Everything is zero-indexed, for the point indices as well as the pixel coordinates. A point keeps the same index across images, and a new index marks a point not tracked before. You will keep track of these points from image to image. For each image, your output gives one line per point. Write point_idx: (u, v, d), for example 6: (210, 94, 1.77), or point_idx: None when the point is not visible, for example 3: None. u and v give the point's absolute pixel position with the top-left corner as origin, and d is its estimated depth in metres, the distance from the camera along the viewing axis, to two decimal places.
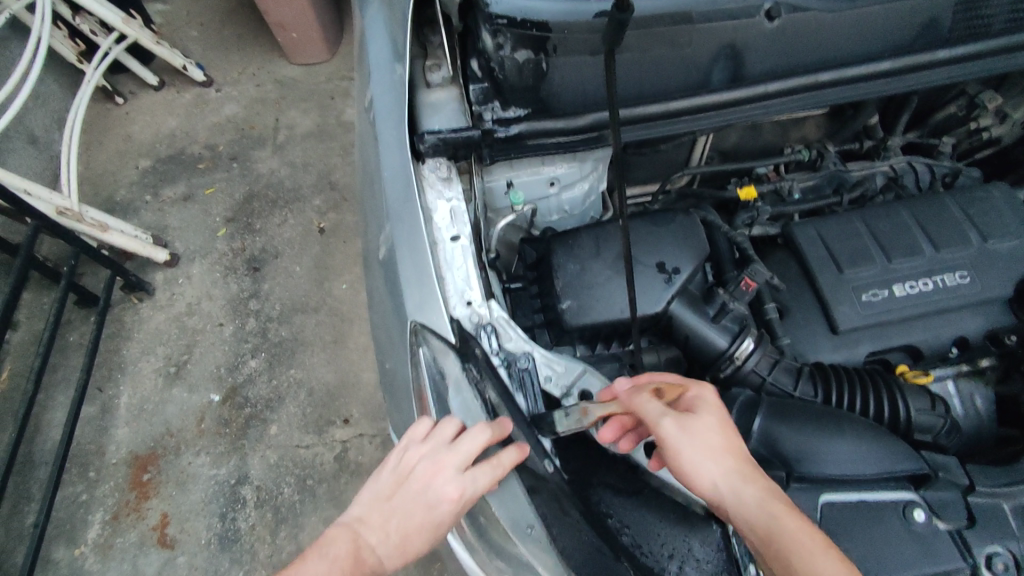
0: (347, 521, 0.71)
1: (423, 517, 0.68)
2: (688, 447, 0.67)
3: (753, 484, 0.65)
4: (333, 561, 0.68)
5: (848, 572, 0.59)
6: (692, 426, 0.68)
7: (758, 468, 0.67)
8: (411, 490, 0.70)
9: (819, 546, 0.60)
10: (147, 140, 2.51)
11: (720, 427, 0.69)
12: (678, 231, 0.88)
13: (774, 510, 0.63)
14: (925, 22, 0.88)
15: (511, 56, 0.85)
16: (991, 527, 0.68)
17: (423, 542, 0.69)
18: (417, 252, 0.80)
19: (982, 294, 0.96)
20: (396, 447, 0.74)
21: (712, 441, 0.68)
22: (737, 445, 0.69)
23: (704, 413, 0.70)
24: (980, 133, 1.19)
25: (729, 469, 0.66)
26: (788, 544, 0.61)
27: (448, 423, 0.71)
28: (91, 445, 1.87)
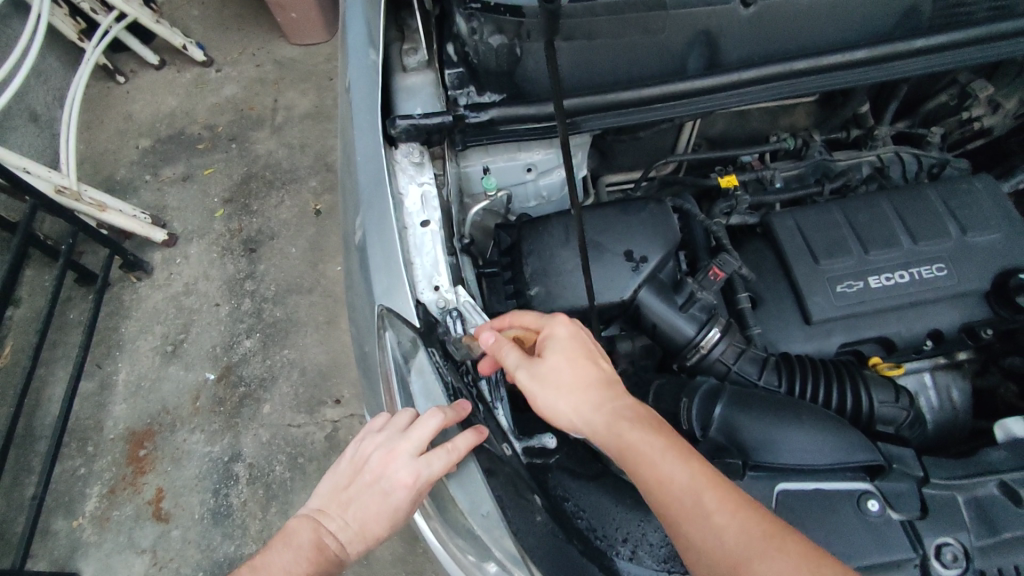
0: (312, 510, 0.74)
1: (379, 504, 0.70)
2: (539, 387, 0.66)
3: (604, 409, 0.63)
4: (298, 549, 0.71)
5: (686, 471, 0.57)
6: (540, 364, 0.67)
7: (612, 391, 0.65)
8: (369, 478, 0.72)
9: (672, 455, 0.58)
10: (147, 120, 2.52)
11: (575, 356, 0.67)
12: (648, 220, 0.88)
13: (619, 431, 0.61)
14: (906, 9, 0.88)
15: (484, 40, 0.85)
16: (945, 518, 0.68)
17: (381, 528, 0.71)
18: (387, 237, 0.81)
19: (958, 287, 0.95)
20: (355, 436, 0.76)
21: (563, 375, 0.66)
22: (589, 373, 0.66)
23: (554, 347, 0.68)
24: (972, 122, 1.16)
25: (581, 398, 0.65)
26: (640, 462, 0.59)
27: (404, 413, 0.72)
28: (90, 420, 1.91)
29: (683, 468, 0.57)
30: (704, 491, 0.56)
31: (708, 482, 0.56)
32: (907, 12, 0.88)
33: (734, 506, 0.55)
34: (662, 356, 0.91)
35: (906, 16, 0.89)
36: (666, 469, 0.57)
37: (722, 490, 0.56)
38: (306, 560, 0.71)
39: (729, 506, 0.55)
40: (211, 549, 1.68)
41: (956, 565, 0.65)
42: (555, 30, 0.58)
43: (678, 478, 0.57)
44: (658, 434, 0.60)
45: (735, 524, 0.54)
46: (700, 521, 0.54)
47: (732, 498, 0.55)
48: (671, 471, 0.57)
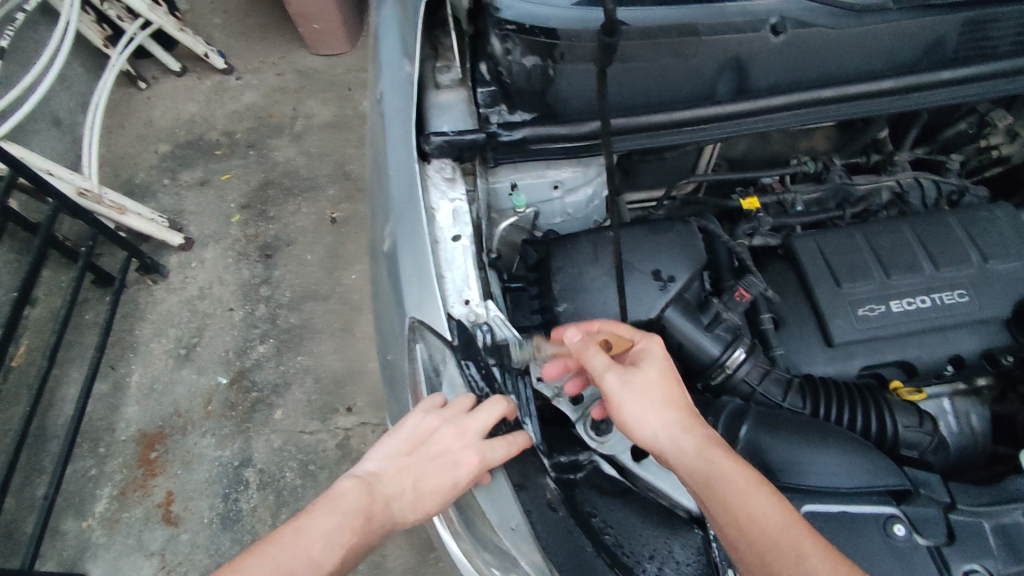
0: (359, 477, 0.70)
1: (440, 479, 0.69)
2: (631, 397, 0.68)
3: (694, 433, 0.65)
4: (345, 515, 0.66)
5: (777, 505, 0.61)
6: (636, 377, 0.69)
7: (700, 420, 0.67)
8: (430, 453, 0.71)
9: (768, 496, 0.61)
10: (167, 125, 2.56)
11: (668, 379, 0.70)
12: (675, 240, 0.89)
13: (712, 455, 0.63)
14: (931, 40, 0.89)
15: (518, 61, 0.88)
16: (968, 545, 0.69)
17: (436, 504, 0.69)
18: (419, 250, 0.83)
19: (979, 314, 0.96)
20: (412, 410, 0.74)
21: (658, 393, 0.68)
22: (679, 396, 0.69)
23: (652, 365, 0.70)
24: (990, 151, 1.19)
25: (676, 417, 0.66)
26: (729, 490, 0.61)
27: (468, 396, 0.74)
28: (102, 421, 1.93)
29: (774, 506, 0.60)
30: (792, 528, 0.59)
31: (794, 518, 0.60)
32: (933, 43, 0.89)
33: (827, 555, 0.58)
34: (685, 375, 0.91)
35: (932, 48, 0.90)
36: (763, 507, 0.60)
37: (810, 531, 0.59)
38: (352, 528, 0.66)
39: (819, 552, 0.58)
40: (219, 554, 1.68)
41: None
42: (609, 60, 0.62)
43: (767, 510, 0.60)
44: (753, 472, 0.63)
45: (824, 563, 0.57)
46: (791, 560, 0.58)
47: (819, 537, 0.59)
48: (759, 503, 0.60)
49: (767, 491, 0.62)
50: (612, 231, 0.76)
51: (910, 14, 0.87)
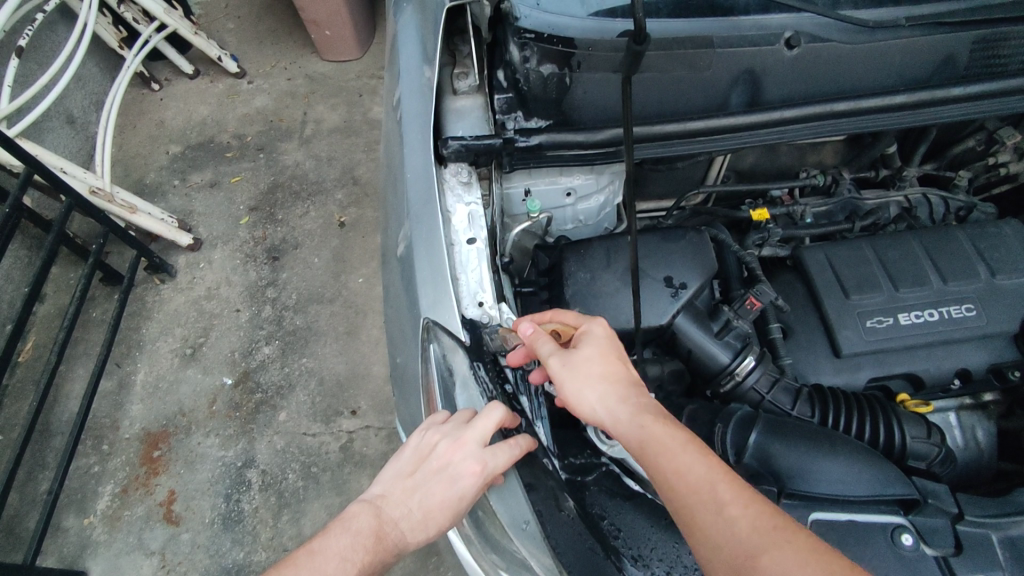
0: (367, 498, 0.70)
1: (446, 491, 0.68)
2: (568, 378, 0.68)
3: (629, 402, 0.65)
4: (354, 537, 0.67)
5: (707, 462, 0.59)
6: (575, 358, 0.69)
7: (639, 391, 0.67)
8: (433, 467, 0.70)
9: (689, 446, 0.60)
10: (179, 127, 2.59)
11: (608, 355, 0.69)
12: (687, 248, 0.90)
13: (642, 420, 0.63)
14: (943, 58, 0.89)
15: (536, 68, 0.89)
16: (978, 556, 0.69)
17: (446, 516, 0.68)
18: (434, 252, 0.84)
19: (987, 328, 0.97)
20: (416, 426, 0.74)
21: (596, 370, 0.68)
22: (619, 371, 0.68)
23: (590, 345, 0.70)
24: (997, 167, 1.20)
25: (613, 390, 0.66)
26: (657, 450, 0.60)
27: (467, 410, 0.74)
28: (106, 418, 1.93)
29: (698, 460, 0.59)
30: (717, 481, 0.57)
31: (719, 470, 0.58)
32: (945, 60, 0.90)
33: (749, 501, 0.56)
34: (695, 380, 0.92)
35: (944, 65, 0.90)
36: (684, 456, 0.59)
37: (736, 484, 0.57)
38: (363, 549, 0.66)
39: (739, 499, 0.56)
40: (220, 555, 1.68)
41: None
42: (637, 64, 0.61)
43: (693, 464, 0.59)
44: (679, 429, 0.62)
45: (748, 515, 0.55)
46: (713, 511, 0.56)
47: (749, 492, 0.57)
48: (687, 460, 0.59)
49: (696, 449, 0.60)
50: (631, 233, 0.72)
51: (923, 32, 0.87)
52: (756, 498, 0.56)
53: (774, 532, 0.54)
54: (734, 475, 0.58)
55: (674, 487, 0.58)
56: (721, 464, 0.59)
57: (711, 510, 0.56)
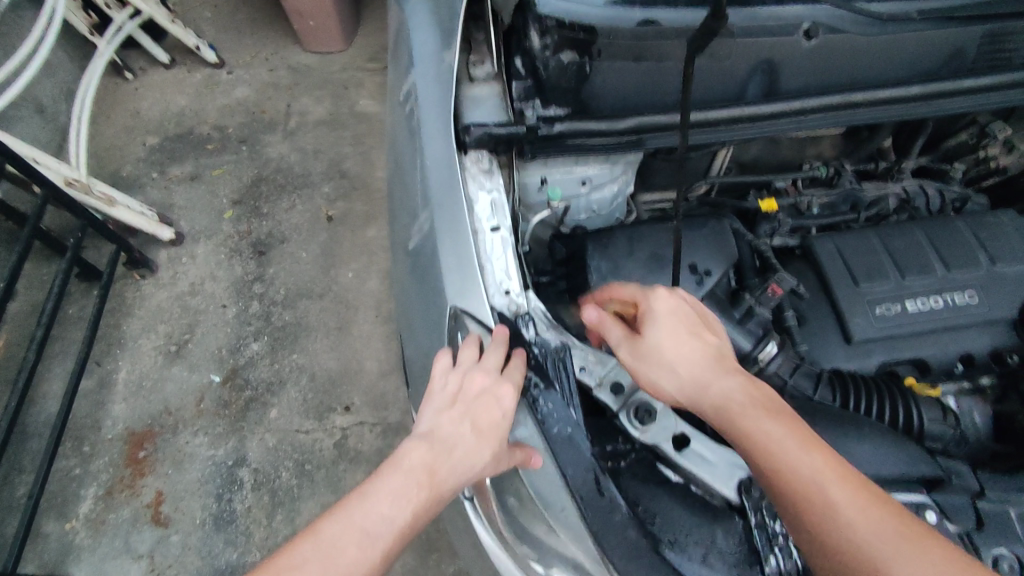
0: (412, 438, 0.69)
1: (490, 413, 0.71)
2: (642, 365, 0.71)
3: (711, 391, 0.67)
4: (409, 472, 0.65)
5: (821, 458, 0.60)
6: (647, 342, 0.71)
7: (719, 367, 0.68)
8: (472, 395, 0.72)
9: (792, 441, 0.61)
10: (156, 117, 2.51)
11: (679, 333, 0.70)
12: (710, 237, 0.92)
13: (743, 414, 0.64)
14: (951, 52, 0.92)
15: (555, 57, 0.88)
16: (999, 530, 0.72)
17: (497, 440, 0.70)
18: (459, 240, 0.84)
19: (988, 314, 1.01)
20: (434, 373, 0.77)
21: (668, 355, 0.69)
22: (696, 350, 0.70)
23: (660, 325, 0.71)
24: (988, 161, 1.25)
25: (692, 376, 0.68)
26: (766, 446, 0.62)
27: (471, 340, 0.77)
28: (87, 419, 1.87)
29: (810, 456, 0.60)
30: (829, 480, 0.59)
31: (833, 469, 0.59)
32: (952, 55, 0.93)
33: (863, 503, 0.58)
34: None
35: (951, 59, 0.93)
36: (790, 453, 0.61)
37: (850, 480, 0.59)
38: (419, 483, 0.65)
39: (856, 500, 0.58)
40: (212, 556, 1.64)
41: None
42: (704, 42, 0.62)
43: (802, 462, 0.60)
44: (779, 419, 0.63)
45: (863, 518, 0.57)
46: (824, 509, 0.58)
47: (862, 490, 0.59)
48: (802, 460, 0.60)
49: (812, 447, 0.61)
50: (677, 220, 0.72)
51: (937, 24, 0.89)
52: (874, 497, 0.58)
53: (904, 535, 0.56)
54: (854, 474, 0.59)
55: (779, 481, 0.61)
56: (829, 458, 0.60)
57: (827, 509, 0.58)
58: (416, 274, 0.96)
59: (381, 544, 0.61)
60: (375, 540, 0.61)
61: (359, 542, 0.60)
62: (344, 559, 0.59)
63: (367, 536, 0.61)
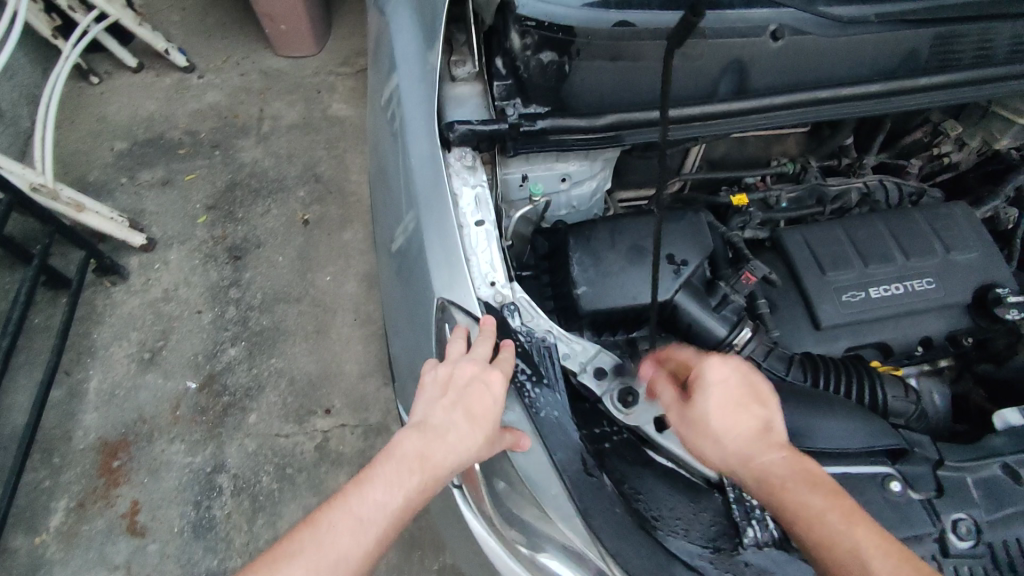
0: (405, 428, 0.71)
1: (480, 399, 0.72)
2: (691, 433, 0.72)
3: (755, 464, 0.66)
4: (401, 461, 0.67)
5: (863, 533, 0.59)
6: (694, 410, 0.72)
7: (769, 441, 0.68)
8: (463, 382, 0.74)
9: (833, 515, 0.60)
10: (123, 122, 2.46)
11: (727, 404, 0.70)
12: (687, 227, 0.96)
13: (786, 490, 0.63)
14: (907, 51, 0.98)
15: (535, 56, 0.92)
16: (957, 496, 0.77)
17: (488, 424, 0.71)
18: (445, 234, 0.86)
19: (945, 299, 1.07)
20: (427, 365, 0.78)
21: (713, 425, 0.69)
22: (745, 423, 0.69)
23: (710, 394, 0.71)
24: (942, 158, 1.32)
25: (735, 448, 0.68)
26: (806, 520, 0.61)
27: (459, 331, 0.80)
28: (57, 430, 1.82)
29: (848, 532, 0.59)
30: (870, 558, 0.57)
31: (873, 545, 0.58)
32: (908, 54, 0.98)
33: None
34: None
35: (907, 59, 0.99)
36: (828, 527, 0.60)
37: (894, 558, 0.57)
38: (412, 468, 0.67)
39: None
40: (192, 564, 1.61)
41: (970, 537, 0.74)
42: (679, 41, 0.60)
43: (840, 536, 0.59)
44: (823, 494, 0.62)
45: None
46: None
47: (904, 565, 0.57)
48: (840, 534, 0.59)
49: (858, 523, 0.60)
50: (658, 209, 0.73)
51: (889, 27, 0.95)
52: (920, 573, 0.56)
53: None
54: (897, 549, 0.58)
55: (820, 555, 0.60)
56: (873, 533, 0.59)
57: None
58: (402, 276, 0.98)
59: (375, 529, 0.63)
60: (368, 526, 0.63)
61: (355, 529, 0.63)
62: (339, 545, 0.62)
63: (361, 524, 0.63)
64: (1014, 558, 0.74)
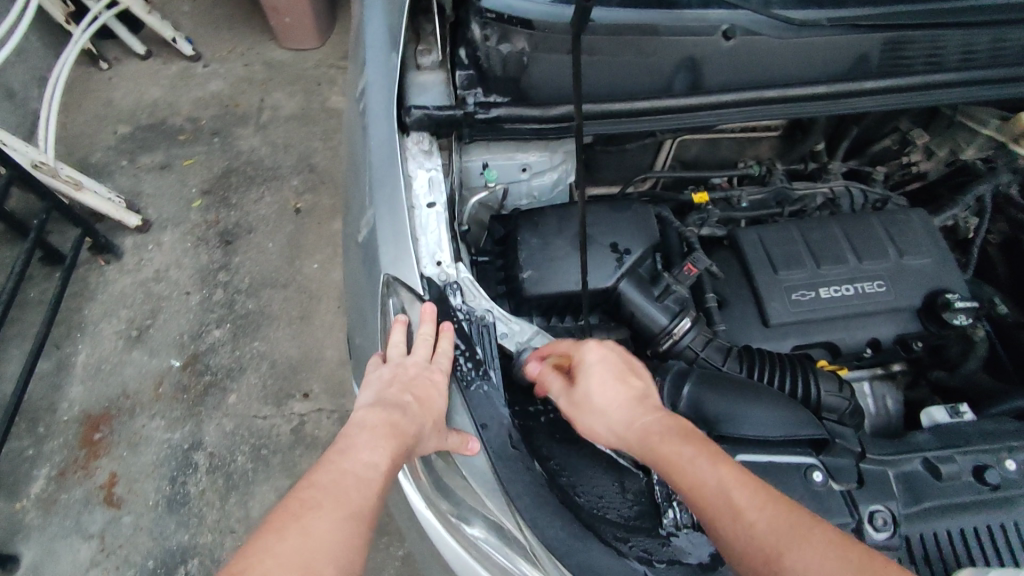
0: (365, 408, 0.77)
1: (428, 379, 0.78)
2: (578, 410, 0.78)
3: (635, 428, 0.73)
4: (374, 430, 0.73)
5: (725, 467, 0.65)
6: (579, 390, 0.78)
7: (648, 406, 0.75)
8: (411, 366, 0.79)
9: (702, 459, 0.66)
10: (128, 107, 2.52)
11: (607, 379, 0.77)
12: (633, 218, 0.99)
13: (657, 446, 0.69)
14: (857, 56, 1.00)
15: (496, 47, 0.95)
16: (877, 488, 0.78)
17: (439, 395, 0.78)
18: (396, 213, 0.89)
19: (894, 302, 1.08)
20: (369, 367, 0.83)
21: (596, 400, 0.76)
22: (624, 394, 0.76)
23: (590, 373, 0.78)
24: (910, 167, 1.35)
25: (619, 418, 0.74)
26: (675, 465, 0.67)
27: (398, 322, 0.83)
28: (44, 401, 1.87)
29: (713, 470, 0.65)
30: (733, 489, 0.63)
31: (733, 477, 0.64)
32: (859, 59, 1.00)
33: (763, 500, 0.62)
34: (636, 342, 0.99)
35: (858, 63, 1.01)
36: (696, 469, 0.65)
37: (747, 485, 0.63)
38: (386, 433, 0.73)
39: (756, 501, 0.62)
40: (163, 537, 1.65)
41: (886, 528, 0.75)
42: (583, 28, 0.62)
43: (706, 476, 0.65)
44: (693, 441, 0.68)
45: (762, 516, 0.61)
46: (730, 516, 0.62)
47: (762, 491, 0.63)
48: (706, 472, 0.65)
49: (720, 461, 0.66)
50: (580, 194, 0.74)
51: (839, 31, 0.97)
52: (775, 495, 0.63)
53: (797, 528, 0.59)
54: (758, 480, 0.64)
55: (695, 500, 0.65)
56: (733, 470, 0.64)
57: (731, 516, 0.62)
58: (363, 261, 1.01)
59: (375, 483, 0.68)
60: (367, 484, 0.68)
61: (357, 484, 0.67)
62: (349, 499, 0.66)
63: (361, 482, 0.68)
64: (927, 550, 0.75)
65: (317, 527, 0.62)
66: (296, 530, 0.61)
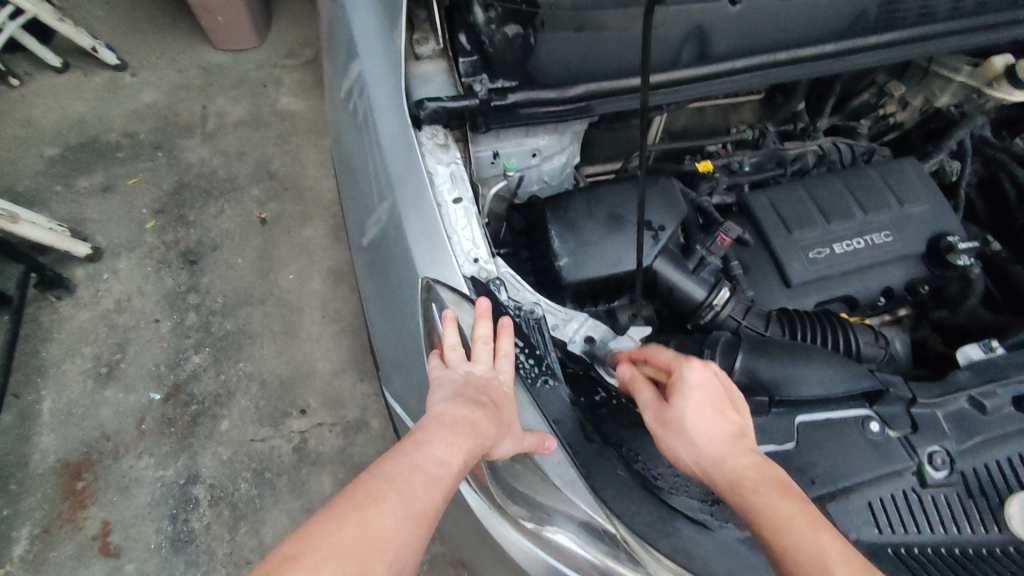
0: (441, 402, 0.70)
1: (501, 384, 0.75)
2: (664, 429, 0.71)
3: (726, 467, 0.67)
4: (453, 424, 0.67)
5: (827, 530, 0.59)
6: (670, 412, 0.71)
7: (744, 448, 0.68)
8: (481, 369, 0.75)
9: (800, 519, 0.61)
10: (53, 127, 2.32)
11: (704, 407, 0.70)
12: (659, 194, 0.98)
13: (750, 494, 0.64)
14: (856, 13, 1.02)
15: (500, 30, 0.91)
16: (930, 430, 0.82)
17: (509, 401, 0.74)
18: (426, 215, 0.86)
19: (902, 250, 1.12)
20: (433, 360, 0.77)
21: (689, 426, 0.69)
22: (721, 427, 0.69)
23: (688, 394, 0.71)
24: (888, 117, 1.41)
25: (708, 451, 0.68)
26: (766, 521, 0.62)
27: (449, 320, 0.79)
28: (11, 456, 1.72)
29: (812, 533, 0.59)
30: (833, 561, 0.57)
31: (835, 545, 0.58)
32: (857, 16, 1.02)
33: None
34: (675, 318, 1.02)
35: (857, 19, 1.03)
36: (792, 529, 0.60)
37: (852, 558, 0.58)
38: (466, 432, 0.67)
39: None
40: None
41: (946, 467, 0.79)
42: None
43: (805, 538, 0.59)
44: (791, 499, 0.63)
45: None
46: None
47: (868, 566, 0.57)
48: (805, 533, 0.59)
49: (825, 526, 0.60)
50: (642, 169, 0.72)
51: None
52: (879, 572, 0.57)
53: None
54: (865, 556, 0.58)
55: (787, 561, 0.59)
56: (840, 542, 0.58)
57: None
58: (376, 265, 0.95)
59: (444, 483, 0.62)
60: (437, 482, 0.61)
61: (426, 483, 0.61)
62: (414, 495, 0.59)
63: (428, 479, 0.61)
64: (984, 482, 0.79)
65: (377, 523, 0.56)
66: (356, 519, 0.55)
